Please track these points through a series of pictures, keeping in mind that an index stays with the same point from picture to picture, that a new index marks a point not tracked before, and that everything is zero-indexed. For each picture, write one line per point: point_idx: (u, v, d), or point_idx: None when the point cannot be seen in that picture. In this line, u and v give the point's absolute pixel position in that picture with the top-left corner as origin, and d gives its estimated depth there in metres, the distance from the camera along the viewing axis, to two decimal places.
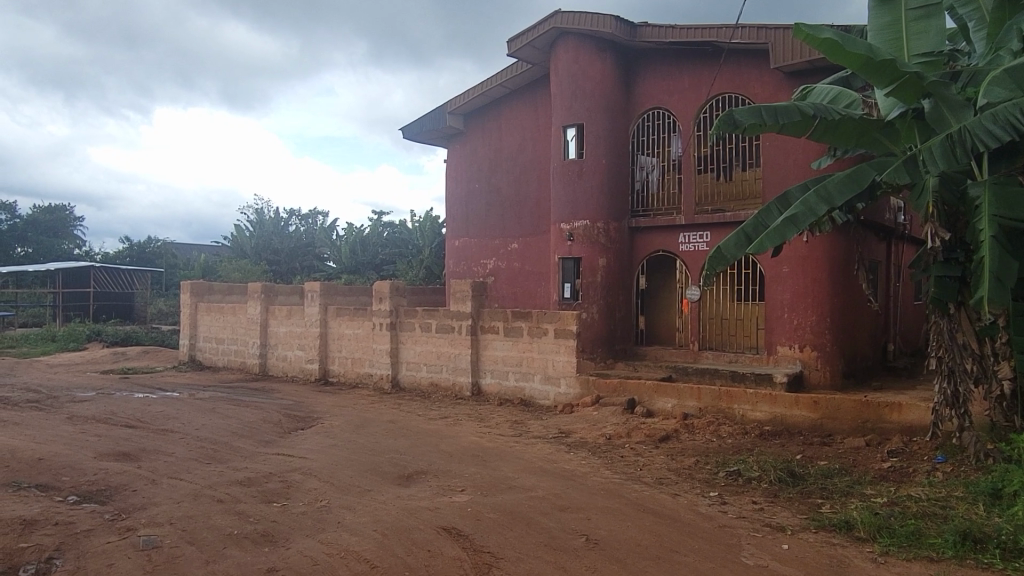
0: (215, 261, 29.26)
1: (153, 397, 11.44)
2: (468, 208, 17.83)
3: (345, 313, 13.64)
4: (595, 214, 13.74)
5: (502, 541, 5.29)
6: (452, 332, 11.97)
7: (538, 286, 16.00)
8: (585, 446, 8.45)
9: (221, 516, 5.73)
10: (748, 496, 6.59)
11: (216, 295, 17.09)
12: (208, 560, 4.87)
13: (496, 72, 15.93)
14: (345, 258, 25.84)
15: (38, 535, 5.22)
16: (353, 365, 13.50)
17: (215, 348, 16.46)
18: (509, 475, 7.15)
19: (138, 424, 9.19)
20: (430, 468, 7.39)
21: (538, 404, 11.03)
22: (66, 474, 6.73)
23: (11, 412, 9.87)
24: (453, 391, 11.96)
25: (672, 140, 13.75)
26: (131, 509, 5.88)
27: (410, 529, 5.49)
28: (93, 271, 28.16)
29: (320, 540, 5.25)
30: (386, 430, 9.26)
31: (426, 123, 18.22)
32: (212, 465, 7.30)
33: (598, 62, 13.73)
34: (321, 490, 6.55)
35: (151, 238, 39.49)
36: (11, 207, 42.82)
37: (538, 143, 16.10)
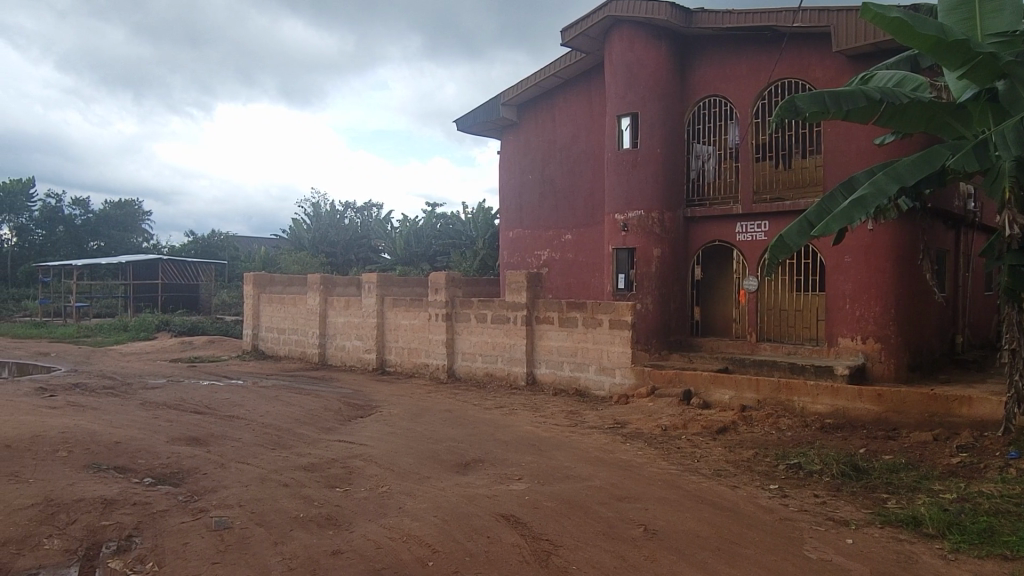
0: (275, 254, 30.08)
1: (220, 384, 11.85)
2: (521, 200, 17.88)
3: (402, 304, 13.85)
4: (650, 205, 13.61)
5: (561, 529, 5.32)
6: (507, 322, 12.04)
7: (592, 277, 15.95)
8: (641, 437, 8.41)
9: (287, 500, 5.92)
10: (810, 489, 6.47)
11: (277, 286, 17.53)
12: (276, 541, 5.04)
13: (550, 62, 15.88)
14: (400, 249, 26.20)
15: (118, 513, 5.48)
16: (409, 355, 13.71)
17: (277, 338, 16.92)
18: (565, 465, 7.17)
19: (207, 410, 9.53)
20: (487, 457, 7.48)
21: (593, 394, 11.01)
22: (141, 457, 7.04)
23: (91, 398, 10.36)
24: (508, 381, 12.04)
25: (729, 128, 13.52)
26: (203, 491, 6.12)
27: (469, 515, 5.57)
28: (162, 264, 29.31)
29: (382, 525, 5.37)
30: (443, 419, 9.39)
31: (479, 115, 18.34)
32: (277, 450, 7.53)
33: (654, 50, 13.57)
34: (382, 476, 6.69)
35: (214, 232, 40.80)
36: (84, 203, 44.67)
37: (591, 133, 16.02)
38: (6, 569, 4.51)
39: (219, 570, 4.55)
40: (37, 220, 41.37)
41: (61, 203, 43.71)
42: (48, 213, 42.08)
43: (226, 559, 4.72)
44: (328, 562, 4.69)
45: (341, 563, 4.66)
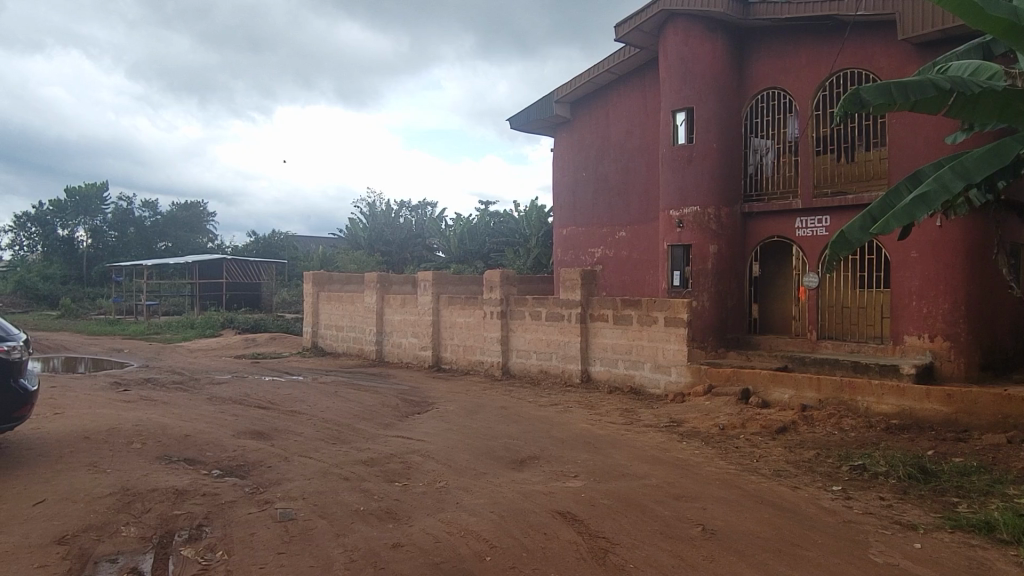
0: (333, 253, 30.74)
1: (282, 380, 12.19)
2: (575, 197, 17.85)
3: (457, 302, 13.99)
4: (706, 201, 13.40)
5: (618, 527, 5.31)
6: (561, 320, 12.04)
7: (647, 274, 15.82)
8: (698, 436, 8.32)
9: (348, 493, 6.06)
10: (875, 492, 6.29)
11: (335, 284, 17.92)
12: (338, 533, 5.17)
13: (603, 58, 15.81)
14: (454, 248, 26.41)
15: (188, 504, 5.71)
16: (464, 353, 13.84)
17: (336, 335, 17.29)
18: (621, 463, 7.14)
19: (270, 406, 9.82)
20: (542, 454, 7.50)
21: (649, 392, 10.92)
22: (209, 449, 7.31)
23: (161, 393, 10.80)
24: (562, 378, 12.04)
25: (788, 121, 13.21)
26: (267, 484, 6.32)
27: (525, 512, 5.61)
28: (226, 263, 30.29)
29: (440, 519, 5.45)
30: (499, 416, 9.46)
31: (533, 113, 18.41)
32: (338, 445, 7.71)
33: (710, 43, 13.37)
34: (439, 471, 6.79)
35: (274, 232, 41.93)
36: (153, 205, 46.49)
37: (646, 129, 15.85)
38: (87, 554, 4.75)
39: (285, 560, 4.70)
40: (110, 222, 43.28)
41: (131, 205, 45.62)
42: (119, 216, 43.92)
43: (291, 550, 4.87)
44: (388, 555, 4.78)
45: (401, 556, 4.75)
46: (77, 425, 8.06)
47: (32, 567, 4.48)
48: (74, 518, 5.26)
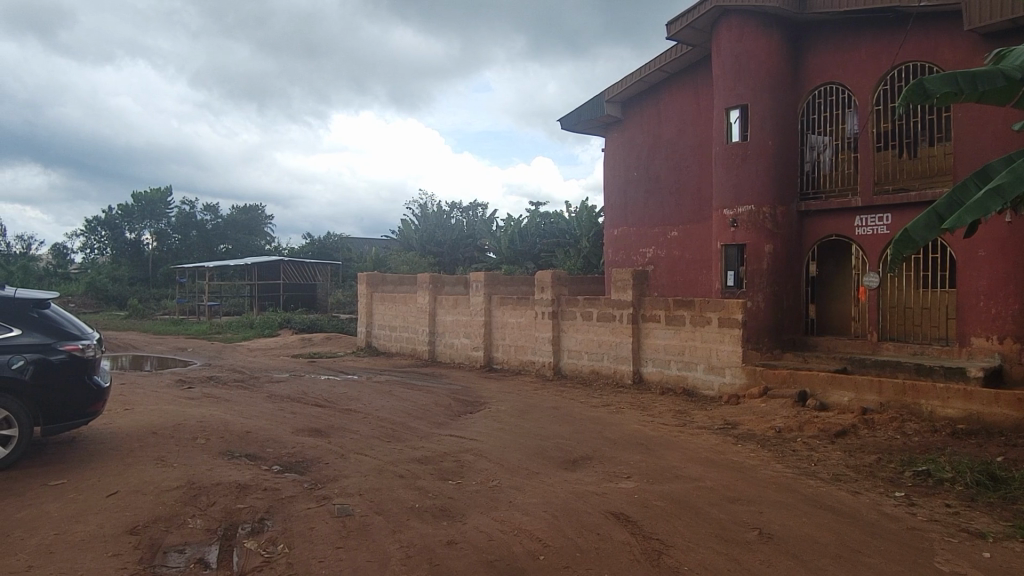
0: (386, 254, 31.23)
1: (338, 379, 12.46)
2: (627, 198, 17.75)
3: (509, 302, 14.06)
4: (761, 199, 13.14)
5: (672, 529, 5.27)
6: (613, 320, 11.99)
7: (699, 274, 15.60)
8: (753, 438, 8.17)
9: (403, 490, 6.17)
10: (941, 499, 6.09)
11: (389, 285, 18.20)
12: (394, 529, 5.27)
13: (654, 56, 15.67)
14: (505, 249, 26.52)
15: (250, 498, 5.89)
16: (516, 353, 13.90)
17: (389, 335, 17.55)
18: (674, 464, 7.09)
19: (327, 403, 10.05)
20: (595, 454, 7.49)
21: (702, 393, 10.78)
22: (269, 446, 7.52)
23: (224, 390, 11.16)
24: (614, 379, 11.98)
25: (847, 117, 12.88)
26: (326, 480, 6.47)
27: (579, 512, 5.61)
28: (283, 265, 31.10)
29: (494, 518, 5.50)
30: (550, 416, 9.47)
31: (584, 113, 18.40)
32: (392, 443, 7.86)
33: (765, 39, 13.13)
34: (492, 470, 6.84)
35: (329, 234, 42.85)
36: (214, 208, 47.99)
37: (698, 127, 15.65)
38: (157, 544, 4.95)
39: (343, 554, 4.82)
40: (173, 225, 44.93)
41: (194, 209, 47.21)
42: (183, 219, 45.53)
43: (349, 545, 4.98)
44: (443, 552, 4.85)
45: (456, 553, 4.81)
46: (145, 421, 8.40)
47: (106, 555, 4.70)
48: (144, 510, 5.49)
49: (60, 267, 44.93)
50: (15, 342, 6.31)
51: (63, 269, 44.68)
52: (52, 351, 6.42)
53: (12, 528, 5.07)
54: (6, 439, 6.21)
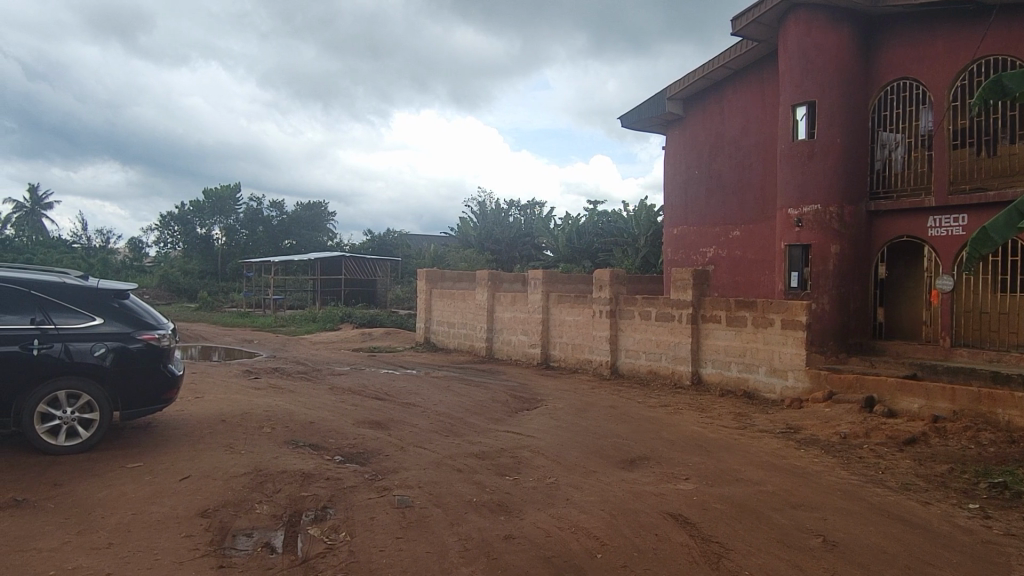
0: (444, 251, 31.60)
1: (398, 373, 12.67)
2: (687, 196, 17.52)
3: (566, 300, 14.05)
4: (828, 199, 12.78)
5: (731, 532, 5.19)
6: (672, 320, 11.87)
7: (762, 275, 15.27)
8: (817, 444, 7.97)
9: (462, 485, 6.24)
10: (1018, 513, 5.81)
11: (448, 282, 18.39)
12: (453, 522, 5.34)
13: (719, 53, 15.42)
14: (562, 247, 26.45)
15: (314, 486, 6.06)
16: (573, 351, 13.88)
17: (447, 331, 17.75)
18: (734, 467, 6.97)
19: (386, 397, 10.23)
20: (653, 454, 7.43)
21: (763, 397, 10.56)
22: (331, 436, 7.72)
23: (289, 381, 11.49)
24: (672, 380, 11.84)
25: (922, 113, 12.39)
26: (386, 471, 6.60)
27: (636, 512, 5.57)
28: (345, 261, 31.85)
29: (551, 514, 5.52)
30: (608, 415, 9.41)
31: (644, 110, 18.25)
32: (451, 437, 7.95)
33: (834, 33, 12.77)
34: (549, 467, 6.86)
35: (388, 231, 43.57)
36: (279, 206, 49.34)
37: (763, 125, 15.32)
38: (227, 527, 5.14)
39: (403, 544, 4.91)
40: (242, 221, 46.55)
41: (261, 206, 48.69)
42: (250, 216, 47.01)
43: (408, 535, 5.07)
44: (501, 546, 4.89)
45: (513, 548, 4.85)
46: (215, 409, 8.72)
47: (179, 536, 4.91)
48: (214, 494, 5.71)
49: (136, 261, 46.98)
50: (97, 330, 6.64)
51: (139, 262, 46.72)
52: (130, 340, 6.73)
53: (94, 507, 5.34)
54: (88, 422, 6.55)
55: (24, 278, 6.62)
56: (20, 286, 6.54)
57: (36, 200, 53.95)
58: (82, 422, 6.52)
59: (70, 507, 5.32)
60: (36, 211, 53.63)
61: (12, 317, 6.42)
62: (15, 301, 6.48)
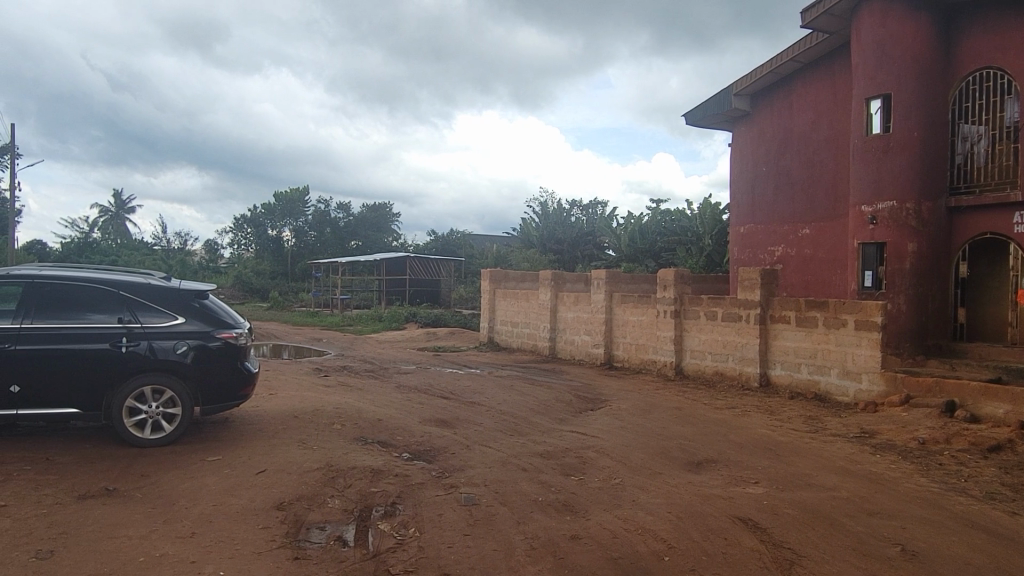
0: (507, 251, 31.80)
1: (462, 373, 12.82)
2: (754, 194, 17.16)
3: (630, 300, 13.94)
4: (903, 195, 12.32)
5: (805, 539, 5.06)
6: (739, 320, 11.64)
7: (833, 274, 14.82)
8: (894, 449, 7.69)
9: (526, 483, 6.28)
10: None
11: (511, 282, 18.49)
12: (519, 521, 5.38)
13: (787, 46, 15.06)
14: (625, 246, 26.23)
15: (383, 482, 6.20)
16: (637, 351, 13.77)
17: (511, 331, 17.84)
18: (806, 472, 6.80)
19: (452, 396, 10.37)
20: (720, 457, 7.31)
21: (835, 400, 10.24)
22: (398, 434, 7.88)
23: (358, 379, 11.77)
24: (739, 381, 11.61)
25: (1007, 104, 11.76)
26: (452, 469, 6.69)
27: (704, 515, 5.50)
28: (410, 261, 32.43)
29: (617, 515, 5.50)
30: (673, 416, 9.30)
31: (710, 107, 17.97)
32: (516, 436, 8.00)
33: (911, 23, 12.32)
34: (614, 468, 6.83)
35: (451, 232, 44.11)
36: (346, 207, 50.49)
37: (834, 119, 14.86)
38: (301, 520, 5.31)
39: (470, 541, 4.98)
40: (310, 222, 47.89)
41: (329, 208, 50.00)
42: (318, 217, 48.31)
43: (476, 533, 5.14)
44: (567, 546, 4.91)
45: (580, 548, 4.86)
46: (288, 406, 9.01)
47: (257, 527, 5.10)
48: (289, 488, 5.90)
49: (212, 263, 48.92)
50: (179, 328, 6.95)
51: (214, 264, 48.61)
52: (209, 338, 7.02)
53: (178, 498, 5.60)
54: (171, 416, 6.87)
55: (113, 279, 6.99)
56: (109, 286, 6.91)
57: (121, 205, 56.72)
58: (166, 416, 6.84)
59: (156, 497, 5.60)
60: (121, 214, 56.40)
61: (102, 316, 6.79)
62: (105, 301, 6.85)
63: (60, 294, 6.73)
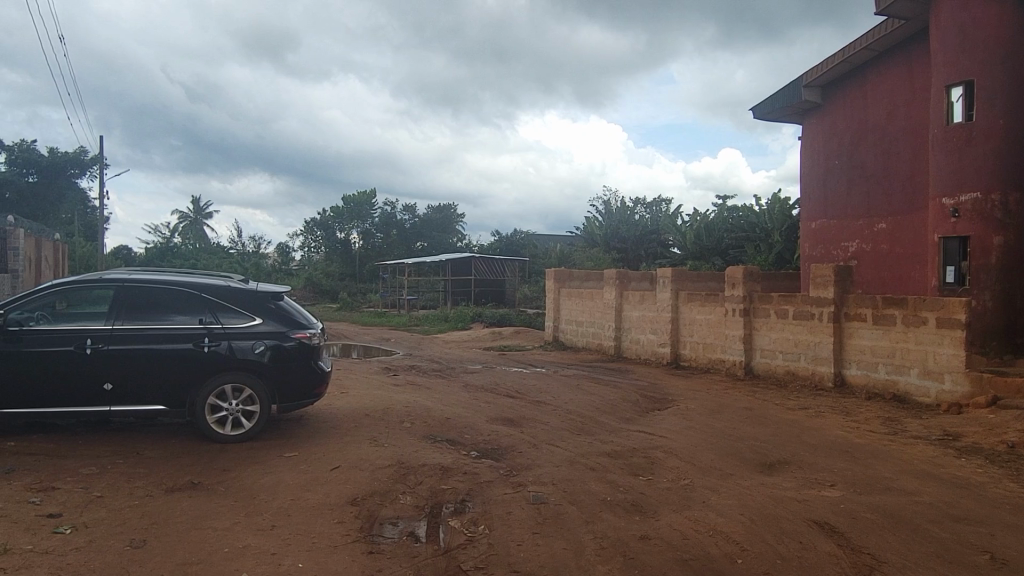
0: (571, 250, 31.74)
1: (528, 372, 12.89)
2: (826, 188, 16.65)
3: (697, 299, 13.73)
4: (988, 186, 11.73)
5: (885, 544, 4.91)
6: (811, 319, 11.32)
7: (912, 270, 14.25)
8: (980, 453, 7.33)
9: (594, 483, 6.27)
10: None
11: (576, 281, 18.43)
12: (588, 520, 5.38)
13: (861, 34, 14.58)
14: (691, 244, 25.84)
15: (453, 480, 6.29)
16: (705, 350, 13.53)
17: (575, 330, 17.80)
18: (885, 475, 6.56)
19: (518, 395, 10.43)
20: (793, 459, 7.13)
21: (915, 401, 9.83)
22: (467, 432, 7.98)
23: (426, 378, 11.96)
24: (812, 381, 11.29)
25: None
26: (519, 468, 6.74)
27: (778, 517, 5.39)
28: (475, 261, 32.74)
29: (687, 516, 5.44)
30: (744, 417, 9.13)
31: (779, 100, 17.54)
32: (583, 436, 8.00)
33: (995, 6, 11.76)
34: (682, 468, 6.76)
35: (515, 232, 44.30)
36: (412, 208, 51.29)
37: (912, 109, 14.28)
38: (374, 515, 5.45)
39: (539, 540, 5.01)
40: (377, 225, 48.91)
41: (395, 210, 50.94)
42: (385, 220, 49.27)
43: (545, 531, 5.17)
44: (637, 546, 4.89)
45: (650, 549, 4.83)
46: (359, 404, 9.24)
47: (333, 521, 5.26)
48: (362, 484, 6.06)
49: (284, 265, 50.52)
50: (257, 329, 7.22)
51: (286, 266, 50.17)
52: (285, 338, 7.27)
53: (258, 492, 5.82)
54: (250, 414, 7.14)
55: (195, 282, 7.31)
56: (191, 289, 7.24)
57: (200, 210, 59.19)
58: (245, 413, 7.12)
59: (238, 490, 5.83)
60: (200, 220, 58.80)
61: (185, 317, 7.11)
62: (188, 303, 7.18)
63: (147, 296, 7.09)
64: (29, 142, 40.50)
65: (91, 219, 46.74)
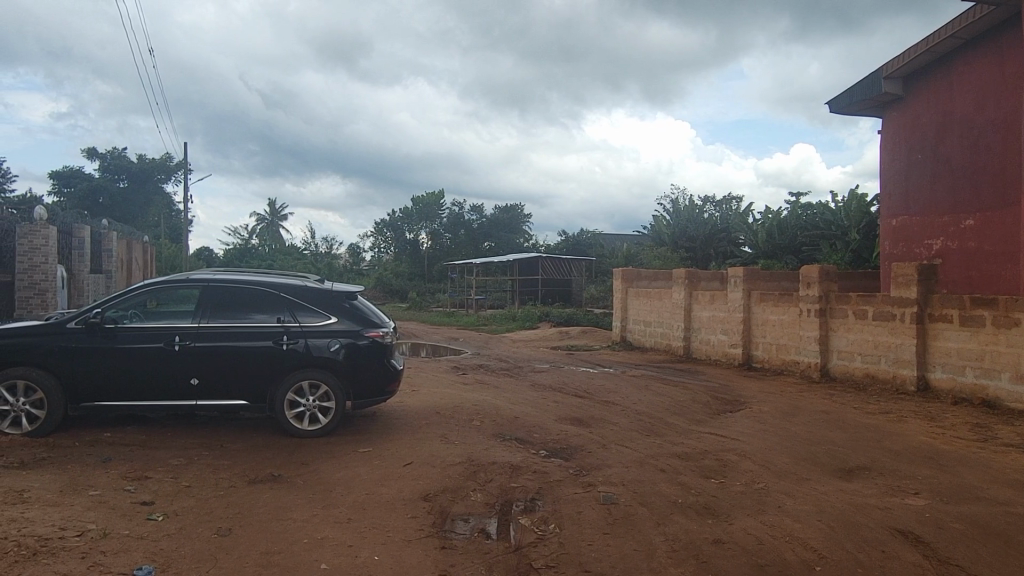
0: (639, 249, 31.45)
1: (596, 372, 12.85)
2: (908, 183, 15.98)
3: (770, 299, 13.40)
4: None
5: (975, 556, 4.69)
6: (893, 319, 10.89)
7: (1002, 268, 13.54)
8: None
9: (665, 484, 6.20)
10: None
11: (644, 280, 18.24)
12: (659, 522, 5.33)
13: (945, 23, 13.93)
14: (762, 242, 25.23)
15: (523, 478, 6.34)
16: (778, 351, 13.18)
17: (643, 330, 17.63)
18: (974, 484, 6.25)
19: (588, 395, 10.41)
20: (874, 465, 6.88)
21: (1006, 407, 9.32)
22: (536, 431, 8.02)
23: (495, 377, 12.08)
24: (894, 385, 10.85)
25: None
26: (589, 468, 6.73)
27: (858, 525, 5.22)
28: (542, 261, 32.81)
29: (762, 521, 5.32)
30: (820, 420, 8.86)
31: (857, 93, 16.95)
32: (652, 437, 7.91)
33: None
34: (756, 472, 6.61)
35: (582, 231, 44.16)
36: (479, 209, 51.75)
37: (1002, 100, 13.56)
38: (447, 511, 5.55)
39: (611, 540, 5.00)
40: (446, 225, 49.57)
41: (462, 210, 51.49)
42: (452, 220, 49.87)
43: (616, 532, 5.16)
44: (710, 550, 4.82)
45: (724, 553, 4.75)
46: (430, 402, 9.40)
47: (406, 516, 5.38)
48: (433, 480, 6.17)
49: (355, 265, 51.77)
50: (332, 327, 7.44)
51: (358, 266, 51.43)
52: (359, 337, 7.46)
53: (334, 485, 6.00)
54: (326, 410, 7.36)
55: (274, 282, 7.60)
56: (270, 289, 7.52)
57: (276, 212, 61.30)
58: (321, 409, 7.34)
59: (316, 484, 6.03)
60: (275, 222, 60.87)
61: (265, 316, 7.40)
62: (269, 302, 7.46)
63: (229, 295, 7.40)
64: (119, 150, 42.90)
65: (176, 222, 49.06)
